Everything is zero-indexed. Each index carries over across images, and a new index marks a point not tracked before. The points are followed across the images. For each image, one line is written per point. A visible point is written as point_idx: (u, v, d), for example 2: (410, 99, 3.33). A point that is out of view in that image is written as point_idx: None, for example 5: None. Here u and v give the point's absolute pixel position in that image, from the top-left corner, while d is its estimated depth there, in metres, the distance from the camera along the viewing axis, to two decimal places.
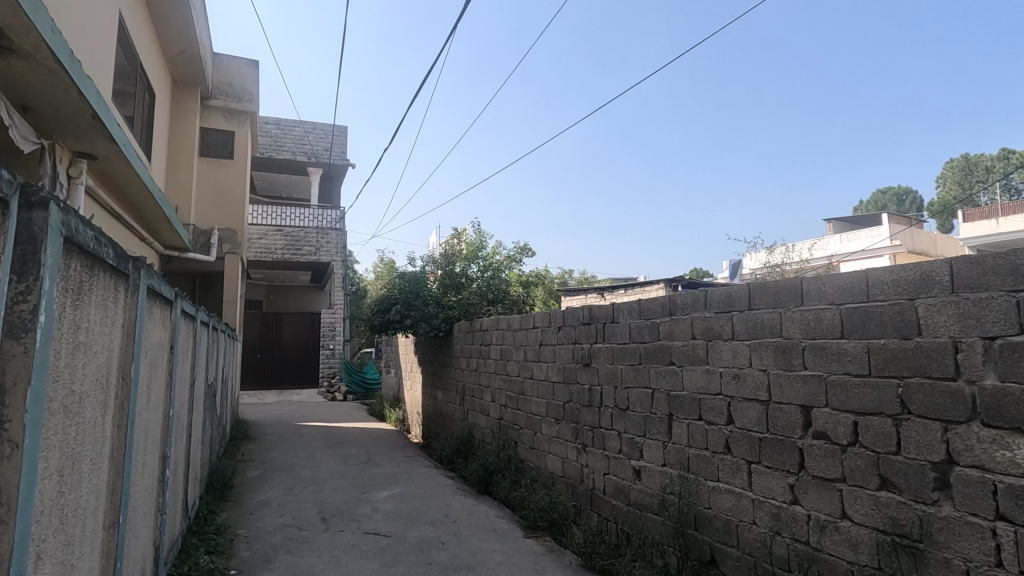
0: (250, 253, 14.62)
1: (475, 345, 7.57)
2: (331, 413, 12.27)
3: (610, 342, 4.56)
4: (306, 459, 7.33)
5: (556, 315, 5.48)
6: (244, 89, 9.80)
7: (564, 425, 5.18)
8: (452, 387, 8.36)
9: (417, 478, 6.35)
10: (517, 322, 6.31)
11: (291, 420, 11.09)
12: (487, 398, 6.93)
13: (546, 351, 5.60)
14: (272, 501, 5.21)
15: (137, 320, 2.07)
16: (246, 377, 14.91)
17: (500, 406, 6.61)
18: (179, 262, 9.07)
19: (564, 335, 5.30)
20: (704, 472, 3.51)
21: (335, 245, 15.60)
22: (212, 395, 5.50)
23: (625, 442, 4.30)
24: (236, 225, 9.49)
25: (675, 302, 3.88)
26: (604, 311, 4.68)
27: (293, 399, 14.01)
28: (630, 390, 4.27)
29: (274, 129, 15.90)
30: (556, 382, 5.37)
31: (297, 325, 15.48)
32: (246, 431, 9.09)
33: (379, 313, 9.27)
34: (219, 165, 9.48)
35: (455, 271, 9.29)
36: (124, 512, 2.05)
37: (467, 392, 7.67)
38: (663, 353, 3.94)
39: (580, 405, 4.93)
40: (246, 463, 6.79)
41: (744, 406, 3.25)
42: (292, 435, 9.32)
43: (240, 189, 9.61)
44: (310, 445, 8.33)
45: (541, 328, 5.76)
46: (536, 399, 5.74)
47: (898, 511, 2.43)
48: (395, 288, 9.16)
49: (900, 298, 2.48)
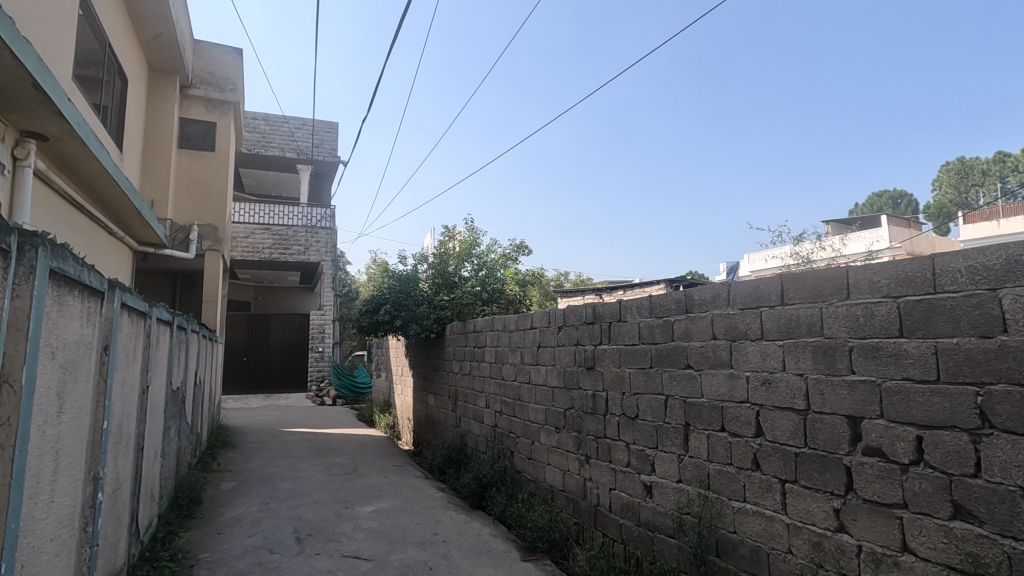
0: (236, 252, 14.13)
1: (468, 347, 7.12)
2: (318, 419, 11.79)
3: (617, 343, 4.12)
4: (287, 469, 6.85)
5: (556, 315, 5.04)
6: (226, 78, 9.30)
7: (565, 434, 4.75)
8: (444, 392, 7.90)
9: (404, 491, 5.88)
10: (513, 323, 5.88)
11: (276, 426, 10.60)
12: (481, 404, 6.49)
13: (545, 353, 5.17)
14: (244, 519, 4.73)
15: (31, 312, 1.63)
16: (231, 381, 14.38)
17: (495, 413, 6.16)
18: (156, 259, 8.57)
19: (564, 336, 4.87)
20: (727, 492, 3.08)
21: (325, 244, 15.10)
22: (180, 403, 5.02)
23: (634, 455, 3.87)
24: (218, 221, 9.00)
25: (692, 298, 3.45)
26: (610, 310, 4.24)
27: (280, 404, 13.51)
28: (639, 396, 3.84)
29: (262, 125, 15.41)
30: (556, 386, 4.94)
31: (285, 327, 14.98)
32: (226, 438, 8.60)
33: (367, 313, 8.87)
34: (199, 158, 8.99)
35: (448, 269, 8.88)
36: (11, 562, 1.58)
37: (460, 397, 7.22)
38: (678, 355, 3.51)
39: (583, 413, 4.49)
40: (221, 474, 6.30)
41: (776, 416, 2.82)
42: (275, 442, 8.81)
43: (222, 183, 9.12)
44: (293, 453, 7.85)
45: (539, 329, 5.32)
46: (534, 405, 5.30)
47: (979, 546, 2.01)
48: (386, 287, 8.78)
49: (977, 288, 2.06)
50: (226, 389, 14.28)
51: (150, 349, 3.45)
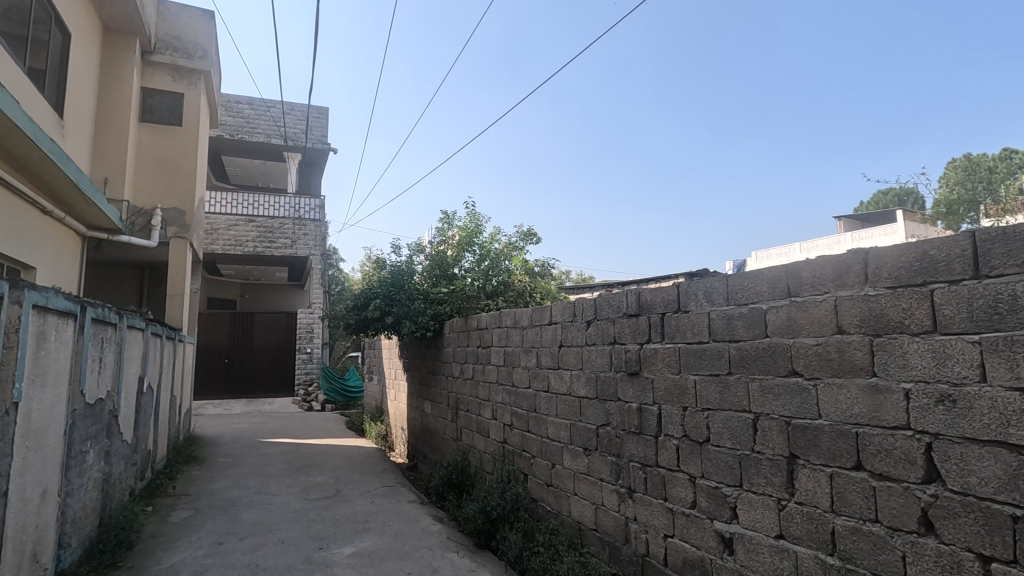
0: (217, 246, 13.16)
1: (470, 347, 6.10)
2: (304, 426, 10.72)
3: (675, 342, 3.09)
4: (256, 492, 5.81)
5: (581, 305, 4.03)
6: (195, 44, 8.22)
7: (597, 457, 3.73)
8: (443, 400, 6.86)
9: (394, 523, 4.83)
10: (527, 317, 4.85)
11: (255, 435, 9.51)
12: (487, 415, 5.46)
13: (570, 355, 4.14)
14: (186, 568, 3.68)
15: None
16: (211, 385, 13.27)
17: (504, 426, 5.13)
18: (112, 247, 7.49)
19: (597, 330, 3.83)
20: (869, 563, 2.06)
21: (314, 237, 14.05)
22: (107, 419, 3.94)
23: (702, 494, 2.84)
24: (185, 206, 7.90)
25: (798, 275, 2.42)
26: (663, 299, 3.22)
27: (263, 409, 12.44)
28: (711, 414, 2.81)
29: (246, 109, 14.36)
30: (585, 397, 3.91)
31: (270, 327, 13.88)
32: (193, 452, 7.55)
33: (356, 310, 7.86)
34: (163, 133, 7.90)
35: (448, 259, 7.89)
36: None
37: (461, 406, 6.17)
38: (776, 356, 2.47)
39: (623, 433, 3.46)
40: (174, 502, 5.25)
41: (969, 454, 1.79)
42: (250, 456, 7.73)
43: (190, 162, 8.01)
44: (268, 471, 6.78)
45: (560, 323, 4.29)
46: (556, 419, 4.26)
47: None
48: (377, 281, 7.80)
49: None
50: (206, 393, 13.21)
51: (19, 351, 2.40)
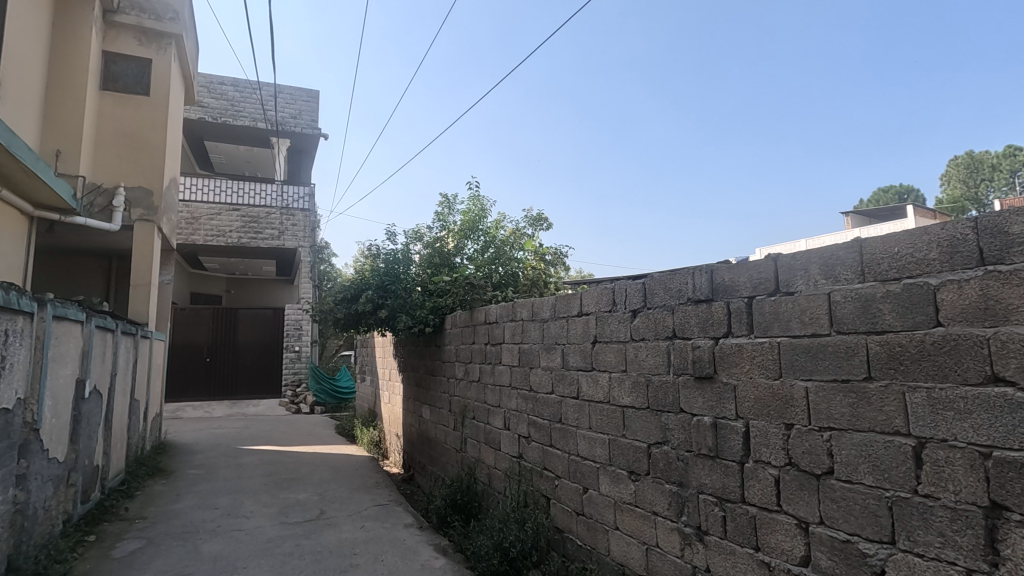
0: (199, 236, 12.27)
1: (476, 344, 5.26)
2: (290, 431, 9.83)
3: (771, 336, 2.27)
4: (225, 514, 4.95)
5: (625, 292, 3.20)
6: (165, 4, 7.30)
7: (648, 485, 2.91)
8: (444, 404, 6.02)
9: (388, 557, 3.98)
10: (548, 307, 4.03)
11: (235, 442, 8.63)
12: (499, 424, 4.63)
13: (608, 353, 3.31)
14: None
15: None
16: (192, 385, 12.36)
17: (519, 438, 4.30)
18: (67, 230, 6.60)
19: (648, 322, 2.99)
20: None
21: (303, 228, 13.17)
22: (18, 435, 3.08)
23: (822, 548, 2.02)
24: (153, 185, 7.00)
25: (1000, 232, 1.61)
26: (752, 278, 2.39)
27: (246, 412, 11.54)
28: (837, 437, 1.98)
29: (231, 91, 13.46)
30: (631, 407, 3.08)
31: (255, 324, 12.96)
32: (160, 463, 6.69)
33: (346, 303, 7.02)
34: (128, 104, 7.00)
35: (448, 247, 7.07)
36: None
37: (466, 413, 5.34)
38: (963, 355, 1.65)
39: (690, 455, 2.64)
40: (124, 530, 4.38)
41: None
42: (225, 467, 6.84)
43: (157, 137, 7.11)
44: (243, 486, 5.90)
45: (595, 314, 3.46)
46: (588, 434, 3.44)
47: None
48: (369, 271, 6.96)
49: None
50: (186, 395, 12.29)
51: None
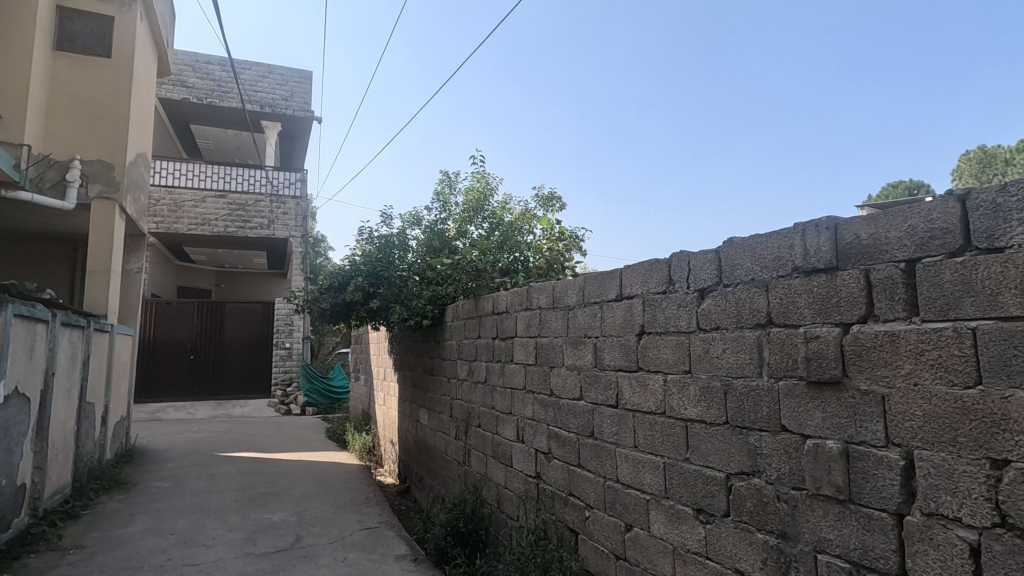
0: (183, 225, 11.48)
1: (482, 338, 4.44)
2: (277, 434, 9.02)
3: (959, 320, 1.44)
4: (183, 542, 4.12)
5: (688, 264, 2.39)
6: None
7: (728, 533, 2.08)
8: (445, 409, 5.19)
9: None
10: (575, 291, 3.19)
11: (213, 447, 7.80)
12: (511, 434, 3.81)
13: (662, 348, 2.48)
14: None
15: None
16: (175, 385, 11.53)
17: (537, 453, 3.47)
18: (12, 207, 5.77)
19: (726, 305, 2.17)
20: None
21: (294, 216, 12.34)
22: None
23: None
24: (114, 158, 6.16)
25: None
26: (915, 229, 1.56)
27: (232, 413, 10.75)
28: None
29: (218, 71, 12.60)
30: (699, 423, 2.26)
31: (242, 320, 12.11)
32: (121, 475, 5.87)
33: (335, 292, 6.20)
34: (86, 66, 6.16)
35: (450, 228, 6.25)
36: None
37: (471, 420, 4.51)
38: None
39: (802, 496, 1.81)
40: (50, 567, 3.55)
41: None
42: (196, 479, 6.02)
43: (119, 104, 6.26)
44: (211, 504, 5.07)
45: (642, 297, 2.64)
46: (633, 455, 2.62)
47: None
48: (359, 257, 6.12)
49: None
50: (169, 395, 11.47)
51: None
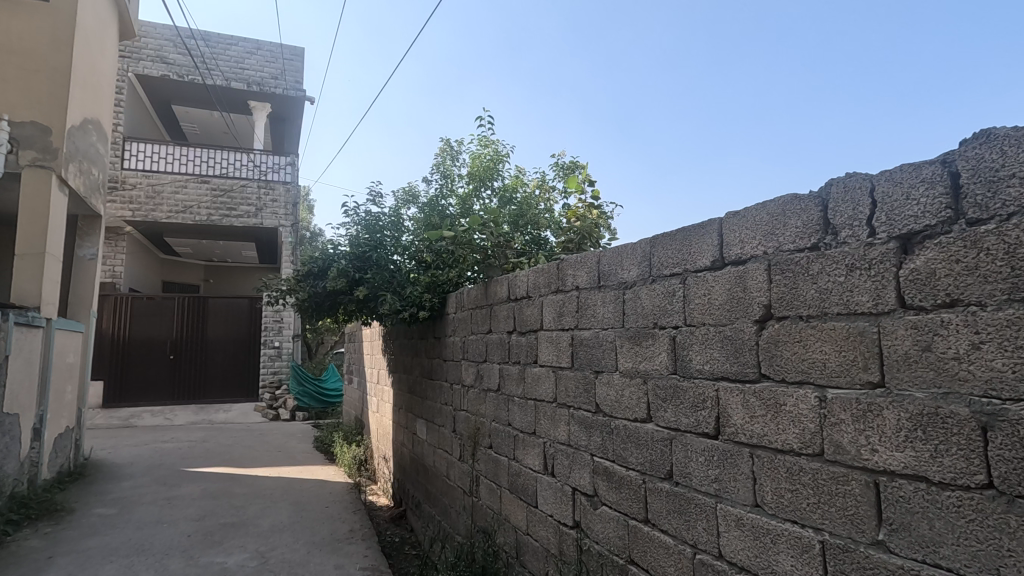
0: (161, 213, 10.50)
1: (494, 332, 3.41)
2: (260, 443, 8.03)
3: None
4: None
5: (872, 196, 1.35)
6: None
7: None
8: (446, 422, 4.17)
9: None
10: (636, 260, 2.16)
11: (183, 460, 6.80)
12: (535, 463, 2.78)
13: (814, 345, 1.45)
14: None
15: None
16: (153, 388, 10.55)
17: (576, 494, 2.44)
18: None
19: (978, 259, 1.13)
20: None
21: (283, 203, 11.33)
22: None
23: None
24: (52, 121, 5.16)
25: None
26: None
27: (215, 419, 9.79)
28: None
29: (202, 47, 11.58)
30: (909, 481, 1.22)
31: (228, 317, 11.13)
32: (57, 498, 4.87)
33: (315, 279, 5.16)
34: (17, 11, 5.14)
35: (453, 202, 5.21)
36: None
37: (480, 439, 3.48)
38: None
39: None
40: None
41: None
42: (150, 503, 5.02)
43: (60, 57, 5.24)
44: (155, 540, 4.07)
45: (766, 259, 1.61)
46: (753, 520, 1.58)
47: None
48: (343, 239, 5.10)
49: None
50: (146, 399, 10.48)
51: None
